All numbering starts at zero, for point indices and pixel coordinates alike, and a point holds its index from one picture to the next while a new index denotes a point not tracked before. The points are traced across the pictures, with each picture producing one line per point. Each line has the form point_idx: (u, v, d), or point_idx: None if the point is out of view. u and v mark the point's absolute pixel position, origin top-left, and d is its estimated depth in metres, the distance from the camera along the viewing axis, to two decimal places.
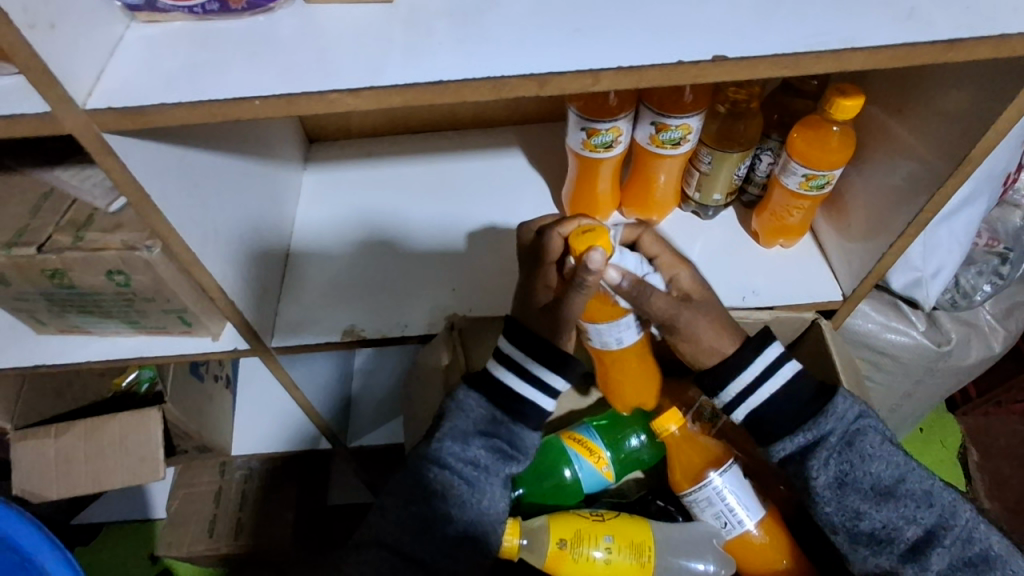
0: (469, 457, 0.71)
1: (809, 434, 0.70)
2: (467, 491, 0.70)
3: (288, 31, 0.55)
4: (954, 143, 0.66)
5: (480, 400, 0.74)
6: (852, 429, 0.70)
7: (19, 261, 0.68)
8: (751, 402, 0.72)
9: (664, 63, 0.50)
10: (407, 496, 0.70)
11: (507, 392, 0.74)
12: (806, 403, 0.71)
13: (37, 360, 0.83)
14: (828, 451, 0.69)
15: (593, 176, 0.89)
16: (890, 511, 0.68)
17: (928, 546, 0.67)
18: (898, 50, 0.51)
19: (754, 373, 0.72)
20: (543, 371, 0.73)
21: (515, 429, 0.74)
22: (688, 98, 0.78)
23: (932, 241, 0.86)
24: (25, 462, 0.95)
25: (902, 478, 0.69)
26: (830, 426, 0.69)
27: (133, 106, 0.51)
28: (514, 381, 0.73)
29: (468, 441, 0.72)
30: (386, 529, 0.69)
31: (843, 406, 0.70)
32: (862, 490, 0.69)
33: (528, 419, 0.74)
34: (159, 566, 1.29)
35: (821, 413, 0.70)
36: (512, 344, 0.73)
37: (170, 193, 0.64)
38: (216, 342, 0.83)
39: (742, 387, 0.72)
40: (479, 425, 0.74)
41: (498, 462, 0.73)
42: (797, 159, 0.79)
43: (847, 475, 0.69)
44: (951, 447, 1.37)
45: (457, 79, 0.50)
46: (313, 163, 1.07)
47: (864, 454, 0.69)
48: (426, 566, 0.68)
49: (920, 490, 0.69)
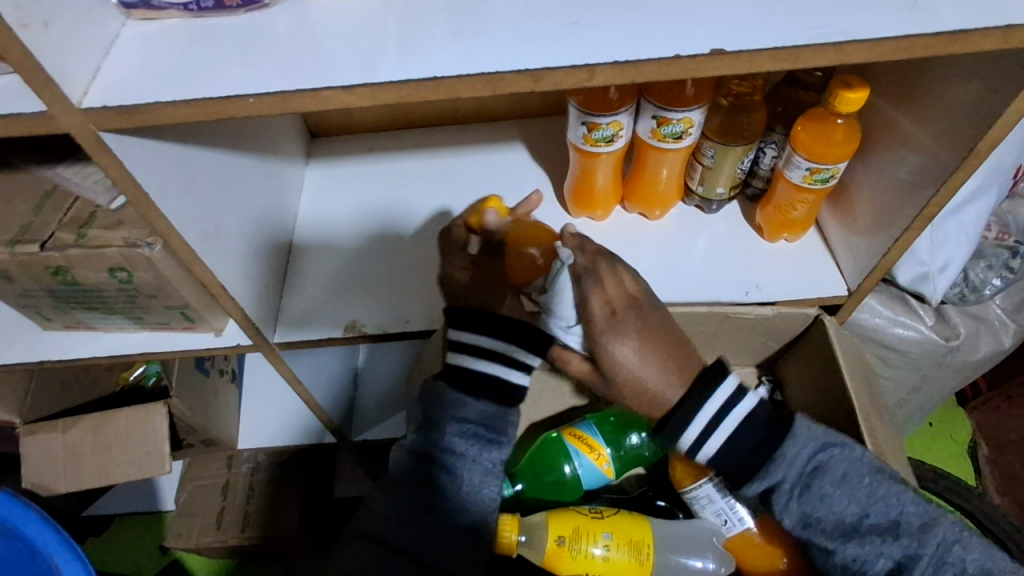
0: (449, 446, 0.71)
1: (763, 480, 0.69)
2: (450, 481, 0.70)
3: (283, 28, 0.54)
4: (961, 135, 0.65)
5: (457, 390, 0.73)
6: (809, 469, 0.68)
7: (23, 259, 0.68)
8: (703, 458, 0.70)
9: (660, 57, 0.49)
10: (395, 490, 0.70)
11: (483, 377, 0.73)
12: (758, 447, 0.69)
13: (43, 355, 0.84)
14: (784, 495, 0.68)
15: (594, 170, 0.88)
16: (858, 547, 0.65)
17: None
18: (901, 42, 0.50)
19: (701, 425, 0.69)
20: (525, 354, 0.74)
21: (494, 413, 0.74)
22: (689, 92, 0.77)
23: (940, 235, 0.85)
24: (34, 455, 0.96)
25: (868, 512, 0.66)
26: (780, 472, 0.68)
27: (131, 103, 0.51)
28: (487, 365, 0.73)
29: (445, 430, 0.72)
30: (373, 523, 0.69)
31: (793, 448, 0.68)
32: (826, 528, 0.67)
33: (508, 401, 0.74)
34: (168, 557, 1.30)
35: (771, 458, 0.68)
36: (477, 332, 0.73)
37: (169, 190, 0.64)
38: (219, 338, 0.83)
39: (693, 441, 0.70)
40: (456, 412, 0.72)
41: (479, 448, 0.72)
42: (801, 152, 0.78)
43: (809, 516, 0.67)
44: (961, 442, 1.35)
45: (452, 74, 0.50)
46: (316, 158, 1.07)
47: (823, 494, 0.67)
48: (414, 557, 0.67)
49: (886, 521, 0.66)
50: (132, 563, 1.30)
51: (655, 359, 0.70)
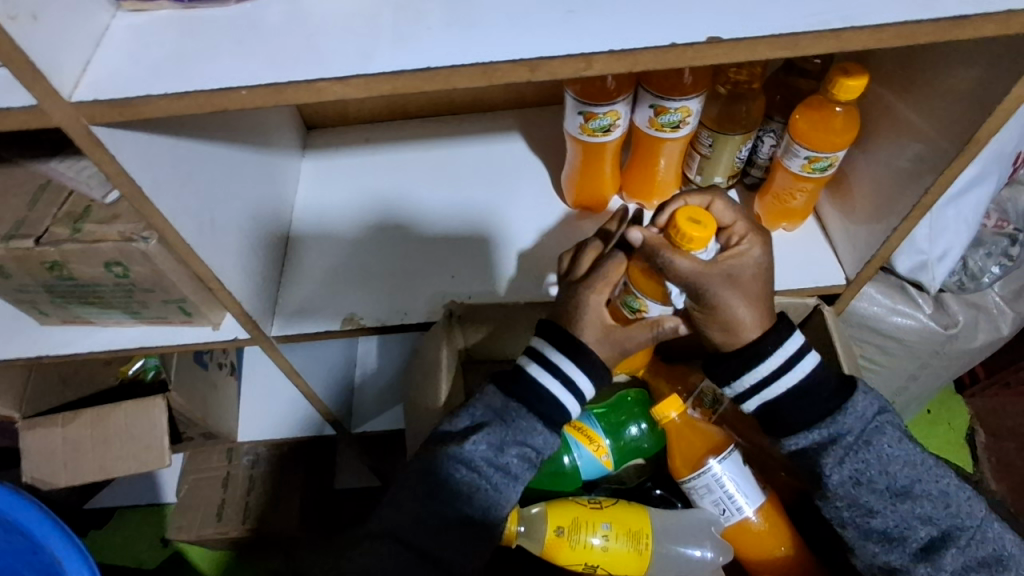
0: (500, 463, 0.70)
1: (826, 431, 0.69)
2: (493, 496, 0.70)
3: (276, 18, 0.54)
4: (960, 123, 0.65)
5: (522, 410, 0.70)
6: (870, 428, 0.70)
7: (17, 254, 0.68)
8: (769, 393, 0.69)
9: (658, 46, 0.49)
10: (435, 496, 0.68)
11: (546, 397, 0.71)
12: (826, 399, 0.69)
13: (41, 350, 0.83)
14: (842, 449, 0.69)
15: (594, 159, 0.88)
16: (905, 511, 0.69)
17: (943, 545, 0.69)
18: (902, 29, 0.49)
19: (778, 362, 0.68)
20: (557, 356, 0.70)
21: (547, 439, 0.72)
22: (687, 80, 0.77)
23: (939, 223, 0.85)
24: (34, 449, 0.96)
25: (918, 479, 0.70)
26: (847, 425, 0.69)
27: (120, 96, 0.50)
28: (548, 384, 0.71)
29: (503, 449, 0.70)
30: (402, 524, 0.68)
31: (862, 404, 0.70)
32: (876, 488, 0.69)
33: (554, 422, 0.72)
34: (170, 549, 1.31)
35: (840, 411, 0.69)
36: (546, 343, 0.71)
37: (164, 184, 0.63)
38: (216, 332, 0.83)
39: (762, 376, 0.68)
40: (515, 432, 0.70)
41: (526, 470, 0.71)
42: (800, 141, 0.78)
43: (861, 475, 0.69)
44: (958, 429, 1.36)
45: (447, 65, 0.49)
46: (312, 149, 1.06)
47: (880, 453, 0.69)
48: (444, 565, 0.67)
49: (936, 490, 0.70)
50: (135, 555, 1.31)
51: (750, 283, 0.66)
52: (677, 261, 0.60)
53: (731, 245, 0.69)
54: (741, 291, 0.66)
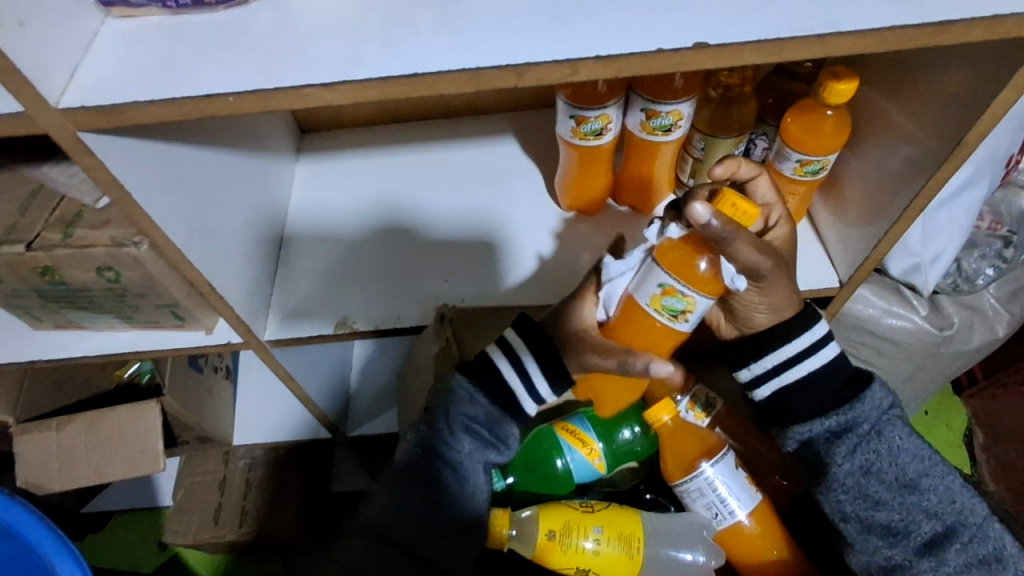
0: (451, 441, 0.71)
1: (841, 419, 0.69)
2: (452, 479, 0.71)
3: (264, 25, 0.54)
4: (949, 127, 0.65)
5: (466, 384, 0.72)
6: (883, 420, 0.70)
7: (9, 259, 0.68)
8: (791, 375, 0.69)
9: (644, 51, 0.49)
10: (397, 483, 0.71)
11: (495, 376, 0.71)
12: (842, 389, 0.69)
13: (34, 355, 0.84)
14: (856, 438, 0.69)
15: (589, 165, 0.88)
16: (911, 504, 0.69)
17: (946, 541, 0.69)
18: (887, 34, 0.49)
19: (800, 346, 0.68)
20: (522, 351, 0.70)
21: (501, 420, 0.72)
22: (678, 84, 0.76)
23: (932, 225, 0.85)
24: (29, 453, 0.96)
25: (925, 474, 0.70)
26: (863, 415, 0.69)
27: (107, 103, 0.50)
28: (505, 370, 0.71)
29: (451, 426, 0.71)
30: (372, 513, 0.71)
31: (877, 395, 0.70)
32: (885, 480, 0.69)
33: (504, 400, 0.71)
34: (167, 553, 1.31)
35: (857, 400, 0.69)
36: (515, 337, 0.71)
37: (155, 190, 0.63)
38: (209, 336, 0.83)
39: (787, 358, 0.68)
40: (466, 414, 0.71)
41: (482, 451, 0.72)
42: (792, 146, 0.78)
43: (871, 466, 0.69)
44: (955, 430, 1.38)
45: (433, 72, 0.49)
46: (306, 153, 1.06)
47: (892, 445, 0.69)
48: (411, 551, 0.68)
49: (942, 486, 0.70)
50: (132, 559, 1.31)
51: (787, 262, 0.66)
52: (742, 244, 0.58)
53: (770, 222, 0.71)
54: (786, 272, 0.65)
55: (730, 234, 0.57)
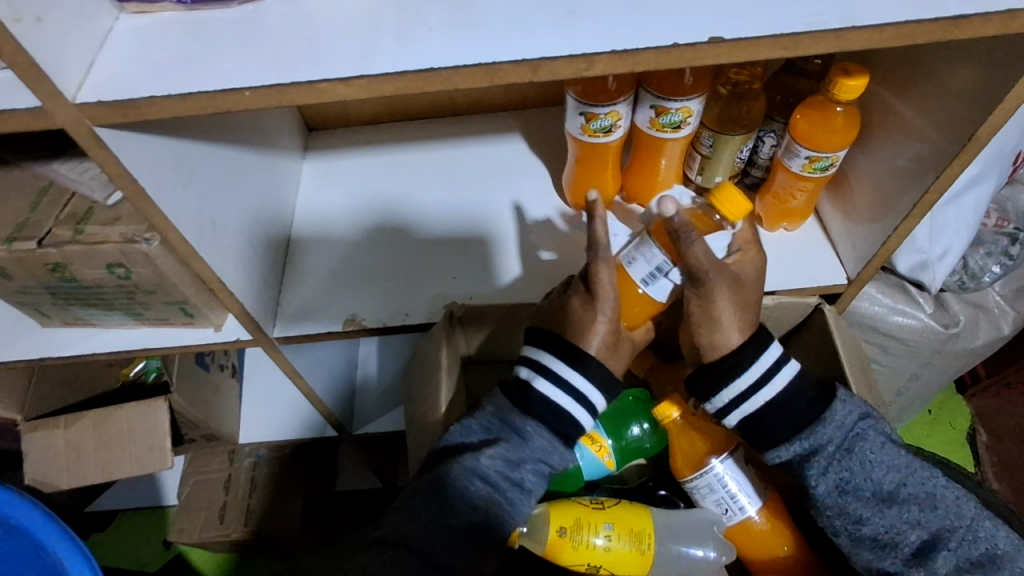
0: (515, 478, 0.68)
1: (807, 442, 0.68)
2: (508, 510, 0.68)
3: (279, 19, 0.54)
4: (960, 123, 0.65)
5: (539, 426, 0.70)
6: (852, 435, 0.68)
7: (20, 256, 0.68)
8: (747, 409, 0.70)
9: (659, 46, 0.49)
10: (446, 508, 0.66)
11: (563, 416, 0.70)
12: (804, 408, 0.69)
13: (42, 352, 0.84)
14: (826, 458, 0.68)
15: (596, 159, 0.88)
16: (893, 516, 0.67)
17: (935, 549, 0.66)
18: (902, 29, 0.49)
19: (747, 380, 0.70)
20: (553, 363, 0.71)
21: (563, 455, 0.71)
22: (688, 81, 0.77)
23: (939, 222, 0.85)
24: (35, 451, 0.96)
25: (904, 482, 0.68)
26: (828, 435, 0.68)
27: (123, 99, 0.51)
28: (573, 406, 0.70)
29: (518, 464, 0.69)
30: (416, 533, 0.65)
31: (841, 412, 0.69)
32: (863, 495, 0.68)
33: (568, 440, 0.71)
34: (172, 551, 1.31)
35: (819, 420, 0.68)
36: (540, 348, 0.72)
37: (166, 185, 0.63)
38: (219, 333, 0.83)
39: (739, 389, 0.70)
40: (537, 451, 0.70)
41: (540, 485, 0.70)
42: (801, 141, 0.78)
43: (847, 483, 0.68)
44: (959, 428, 1.36)
45: (450, 66, 0.49)
46: (313, 151, 1.07)
47: (865, 461, 0.67)
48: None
49: (923, 492, 0.68)
50: (137, 559, 1.31)
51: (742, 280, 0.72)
52: (696, 242, 0.66)
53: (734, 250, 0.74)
54: (737, 289, 0.71)
55: (689, 231, 0.66)
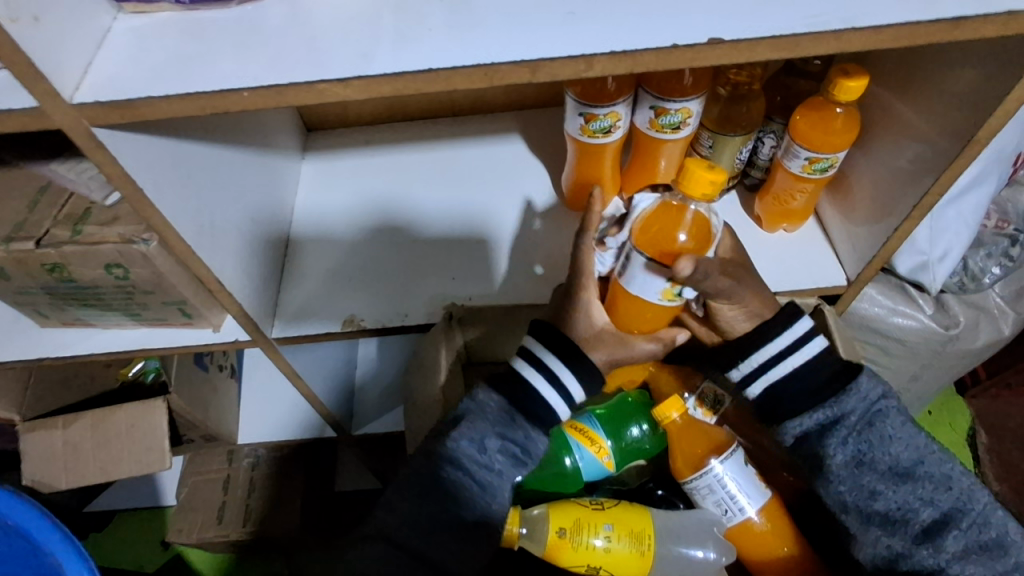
0: (485, 461, 0.68)
1: (829, 411, 0.69)
2: (477, 492, 0.67)
3: (278, 20, 0.54)
4: (961, 124, 0.65)
5: (505, 406, 0.69)
6: (874, 410, 0.69)
7: (18, 256, 0.68)
8: (777, 373, 0.72)
9: (658, 47, 0.49)
10: (418, 495, 0.67)
11: (535, 397, 0.69)
12: (828, 382, 0.71)
13: (41, 352, 0.83)
14: (847, 428, 0.69)
15: (595, 160, 0.88)
16: (907, 493, 0.67)
17: (945, 528, 0.65)
18: (902, 30, 0.49)
19: (774, 351, 0.72)
20: (551, 359, 0.70)
21: (533, 434, 0.69)
22: (687, 82, 0.77)
23: (939, 224, 0.85)
24: (33, 452, 0.96)
25: (921, 461, 0.68)
26: (850, 405, 0.69)
27: (120, 99, 0.50)
28: (542, 386, 0.69)
29: (488, 445, 0.68)
30: (394, 525, 0.67)
31: (865, 387, 0.70)
32: (879, 469, 0.68)
33: (542, 422, 0.70)
34: (171, 552, 1.31)
35: (843, 391, 0.70)
36: (538, 342, 0.71)
37: (164, 186, 0.63)
38: (217, 334, 0.83)
39: (768, 356, 0.72)
40: (501, 429, 0.69)
41: (511, 465, 0.69)
42: (800, 142, 0.78)
43: (864, 455, 0.68)
44: (959, 430, 1.35)
45: (448, 66, 0.49)
46: (312, 152, 1.06)
47: (884, 435, 0.68)
48: (434, 565, 0.65)
49: (939, 473, 0.67)
50: (135, 559, 1.30)
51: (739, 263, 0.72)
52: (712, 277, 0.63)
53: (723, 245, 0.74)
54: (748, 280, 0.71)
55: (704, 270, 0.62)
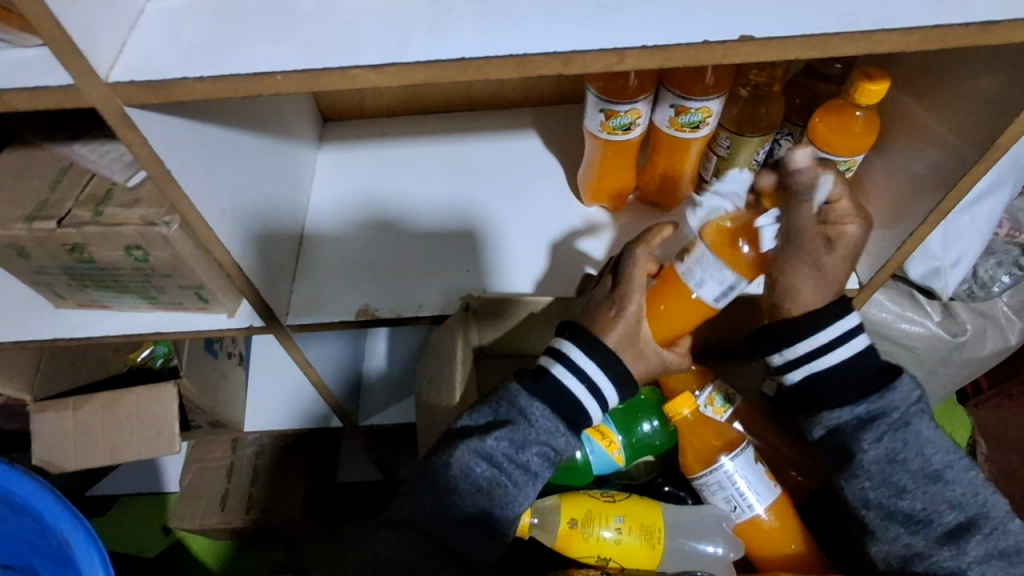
0: (522, 461, 0.69)
1: (869, 406, 0.67)
2: (512, 491, 0.68)
3: (310, 6, 0.54)
4: (982, 130, 0.65)
5: (545, 409, 0.70)
6: (913, 410, 0.67)
7: (40, 235, 0.68)
8: (822, 360, 0.68)
9: (690, 43, 0.49)
10: (450, 488, 0.67)
11: (575, 404, 0.70)
12: (872, 376, 0.68)
13: (57, 332, 0.84)
14: (885, 425, 0.67)
15: (614, 158, 0.89)
16: (935, 493, 0.66)
17: (968, 531, 0.64)
18: (931, 32, 0.50)
19: (830, 334, 0.68)
20: (581, 358, 0.70)
21: (569, 440, 0.71)
22: (709, 81, 0.77)
23: (953, 229, 0.86)
24: (45, 431, 0.97)
25: (951, 465, 0.67)
26: (892, 402, 0.67)
27: (154, 78, 0.51)
28: (584, 395, 0.70)
29: (526, 446, 0.69)
30: (421, 514, 0.66)
31: (906, 387, 0.68)
32: (909, 470, 0.66)
33: (579, 429, 0.71)
34: (172, 538, 1.31)
35: (884, 388, 0.67)
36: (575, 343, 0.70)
37: (189, 169, 0.64)
38: (231, 320, 0.83)
39: (813, 344, 0.68)
40: (542, 434, 0.69)
41: (546, 467, 0.70)
42: (822, 147, 0.78)
43: (898, 454, 0.66)
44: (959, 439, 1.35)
45: (481, 56, 0.50)
46: (330, 142, 1.07)
47: (921, 437, 0.66)
48: (461, 558, 0.65)
49: (967, 478, 0.66)
50: (137, 544, 1.31)
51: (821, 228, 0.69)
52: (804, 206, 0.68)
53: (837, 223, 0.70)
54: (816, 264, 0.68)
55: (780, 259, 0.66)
